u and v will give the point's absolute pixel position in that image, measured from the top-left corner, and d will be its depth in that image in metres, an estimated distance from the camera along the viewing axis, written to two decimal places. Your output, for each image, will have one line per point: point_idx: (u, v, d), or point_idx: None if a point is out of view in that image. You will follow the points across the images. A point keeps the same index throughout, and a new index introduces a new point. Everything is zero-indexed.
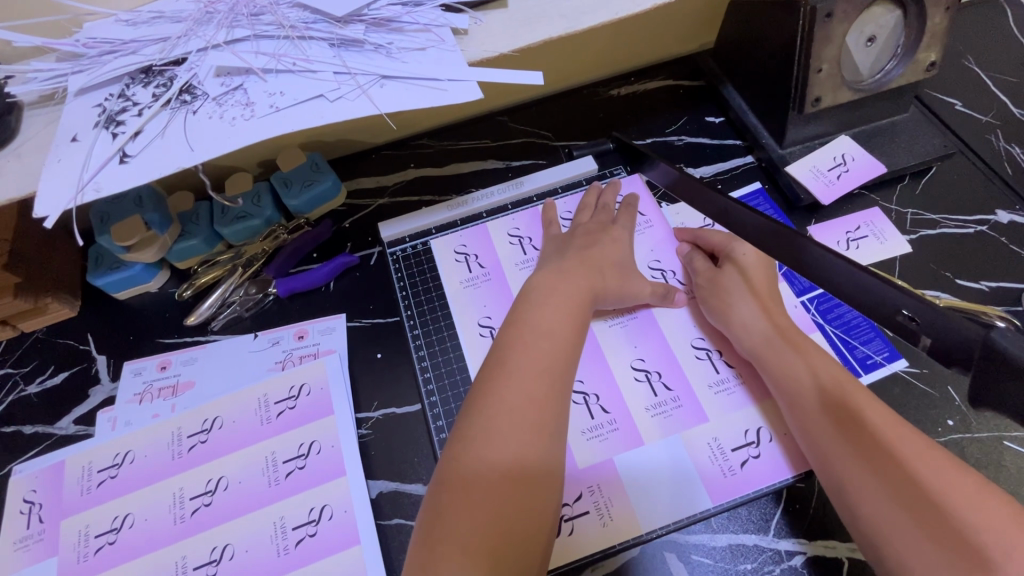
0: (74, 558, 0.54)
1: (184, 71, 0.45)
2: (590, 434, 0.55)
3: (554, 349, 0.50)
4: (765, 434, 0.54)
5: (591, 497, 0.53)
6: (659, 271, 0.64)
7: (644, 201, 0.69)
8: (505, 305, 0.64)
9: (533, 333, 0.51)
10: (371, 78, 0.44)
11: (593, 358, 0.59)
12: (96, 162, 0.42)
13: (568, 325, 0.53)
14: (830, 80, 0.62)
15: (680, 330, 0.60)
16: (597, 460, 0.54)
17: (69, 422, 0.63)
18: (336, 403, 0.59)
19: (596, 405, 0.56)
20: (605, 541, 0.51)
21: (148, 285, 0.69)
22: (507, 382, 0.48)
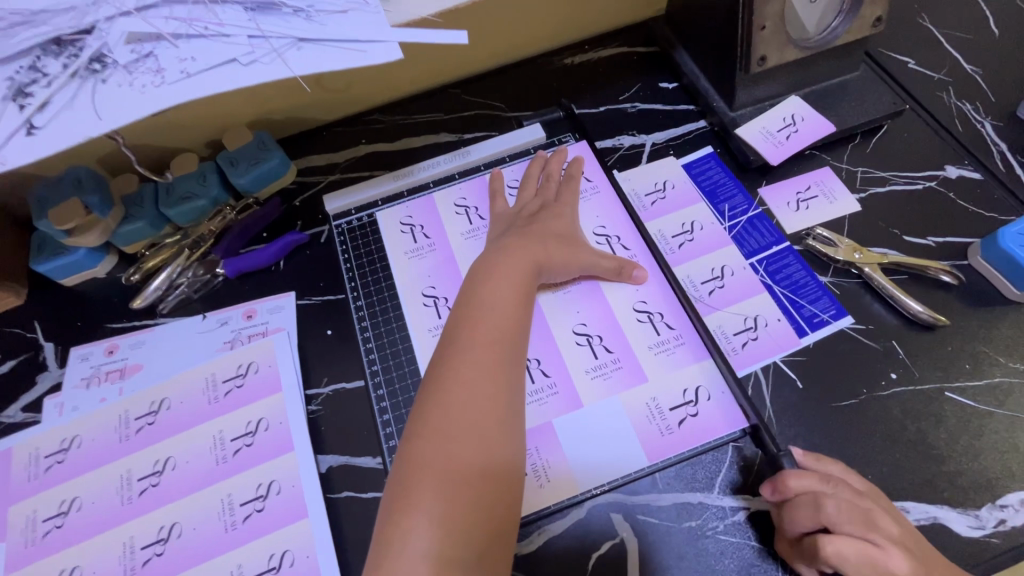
0: (22, 543, 0.54)
1: (94, 40, 0.44)
2: (531, 398, 0.56)
3: (504, 323, 0.50)
4: (704, 393, 0.55)
5: (529, 459, 0.53)
6: (605, 237, 0.64)
7: (591, 166, 0.69)
8: (451, 275, 0.63)
9: (481, 306, 0.51)
10: (288, 41, 0.43)
11: (537, 325, 0.59)
12: (2, 135, 0.41)
13: (515, 295, 0.52)
14: (774, 38, 0.61)
15: (624, 294, 0.60)
16: (537, 423, 0.54)
17: (17, 410, 0.62)
18: (285, 379, 0.59)
19: (538, 370, 0.57)
20: (543, 502, 0.52)
21: (95, 270, 0.68)
22: (460, 360, 0.47)
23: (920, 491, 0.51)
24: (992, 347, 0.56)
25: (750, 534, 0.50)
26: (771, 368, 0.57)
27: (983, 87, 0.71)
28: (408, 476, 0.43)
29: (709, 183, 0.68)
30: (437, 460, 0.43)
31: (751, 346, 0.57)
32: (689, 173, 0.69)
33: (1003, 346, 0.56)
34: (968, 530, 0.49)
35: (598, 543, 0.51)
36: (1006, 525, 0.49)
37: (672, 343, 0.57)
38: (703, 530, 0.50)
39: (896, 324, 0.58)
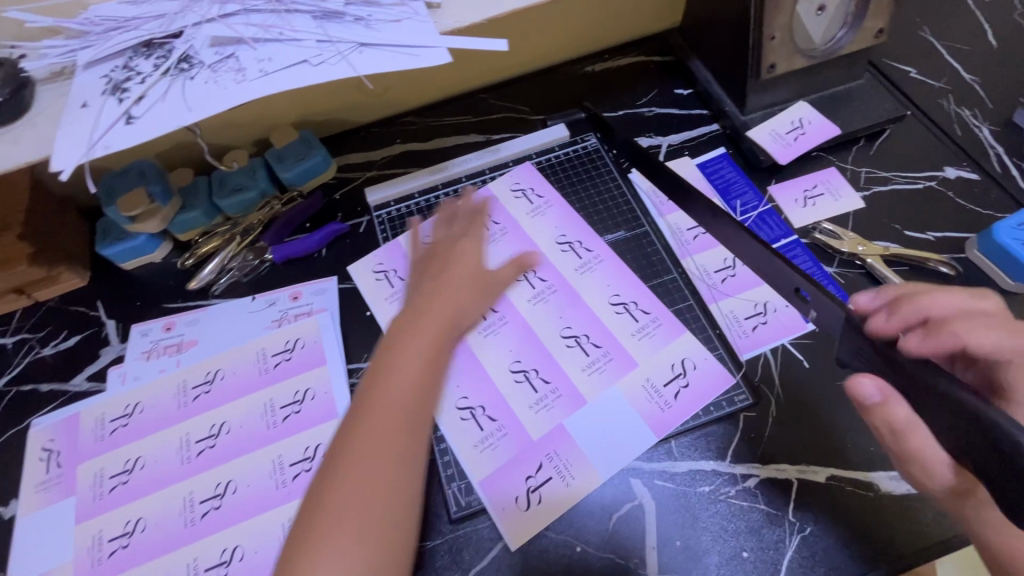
0: (90, 496, 0.59)
1: (182, 43, 0.50)
2: (537, 406, 0.58)
3: (434, 349, 0.48)
4: (690, 363, 0.60)
5: (551, 465, 0.56)
6: (568, 245, 0.68)
7: (539, 185, 0.73)
8: None
9: (424, 330, 0.49)
10: (351, 45, 0.49)
11: (518, 333, 0.63)
12: (105, 124, 0.47)
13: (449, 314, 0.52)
14: (783, 47, 0.67)
15: (597, 294, 0.64)
16: (546, 429, 0.57)
17: (83, 380, 0.67)
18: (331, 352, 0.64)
19: (535, 377, 0.60)
20: (573, 498, 0.55)
21: (153, 255, 0.74)
22: (386, 396, 0.43)
23: None
24: None
25: (760, 498, 0.54)
26: (779, 349, 0.61)
27: (981, 94, 0.75)
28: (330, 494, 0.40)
29: (722, 181, 0.73)
30: (348, 499, 0.39)
31: (761, 329, 0.61)
32: (703, 172, 0.74)
33: None
34: None
35: (618, 505, 0.55)
36: None
37: (651, 326, 0.62)
38: (716, 493, 0.54)
39: None
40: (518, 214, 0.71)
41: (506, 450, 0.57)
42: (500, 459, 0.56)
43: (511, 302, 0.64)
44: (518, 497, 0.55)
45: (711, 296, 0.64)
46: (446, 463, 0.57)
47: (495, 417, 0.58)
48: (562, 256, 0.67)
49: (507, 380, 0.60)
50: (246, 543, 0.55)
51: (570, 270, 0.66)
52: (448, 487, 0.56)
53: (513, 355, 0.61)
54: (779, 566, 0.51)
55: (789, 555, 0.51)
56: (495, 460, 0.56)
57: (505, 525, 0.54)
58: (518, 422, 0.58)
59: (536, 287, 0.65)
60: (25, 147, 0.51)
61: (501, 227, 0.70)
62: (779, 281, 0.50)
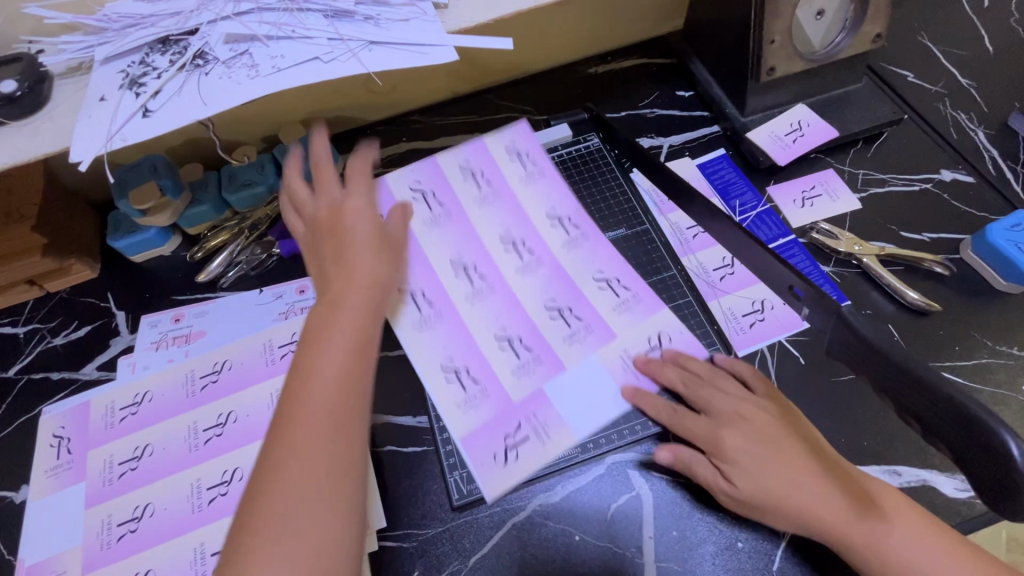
0: (100, 482, 0.60)
1: (197, 40, 0.52)
2: (519, 370, 0.57)
3: (326, 418, 0.41)
4: (664, 336, 0.59)
5: (529, 424, 0.55)
6: (558, 219, 0.64)
7: (518, 140, 0.68)
8: (427, 266, 0.61)
9: (306, 384, 0.42)
10: (361, 43, 0.51)
11: (507, 303, 0.60)
12: (122, 117, 0.48)
13: (354, 361, 0.44)
14: (782, 50, 0.68)
15: (583, 269, 0.61)
16: (528, 388, 0.56)
17: (93, 369, 0.69)
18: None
19: (518, 344, 0.58)
20: (549, 456, 0.54)
21: (162, 249, 0.76)
22: (291, 440, 0.40)
23: (911, 457, 0.56)
24: (980, 331, 0.61)
25: None
26: (775, 346, 0.62)
27: (978, 99, 0.77)
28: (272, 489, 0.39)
29: (722, 181, 0.74)
30: (286, 532, 0.38)
31: (759, 325, 0.63)
32: (702, 172, 0.75)
33: (990, 330, 0.61)
34: (954, 492, 0.54)
35: (616, 496, 0.56)
36: None
37: (631, 301, 0.60)
38: None
39: (892, 310, 0.63)
40: (511, 178, 0.66)
41: (483, 410, 0.55)
42: (482, 417, 0.55)
43: (494, 268, 0.61)
44: (496, 455, 0.54)
45: (709, 293, 0.65)
46: (449, 452, 0.57)
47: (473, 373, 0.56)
48: (555, 232, 0.63)
49: (489, 341, 0.58)
50: None
51: (555, 245, 0.62)
52: (451, 475, 0.56)
53: (496, 324, 0.59)
54: (773, 556, 0.52)
55: (783, 546, 0.52)
56: (473, 416, 0.55)
57: (484, 480, 0.53)
58: (499, 386, 0.56)
59: (522, 257, 0.62)
60: (43, 139, 0.52)
61: (494, 188, 0.65)
62: (776, 282, 0.52)
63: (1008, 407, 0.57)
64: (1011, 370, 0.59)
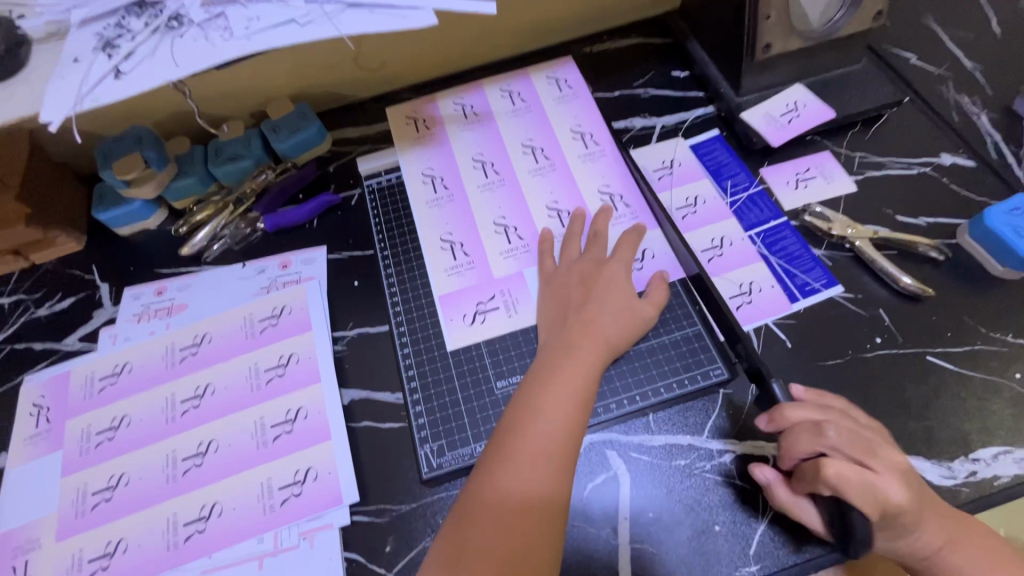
0: (77, 451, 0.60)
1: (173, 3, 0.51)
2: (507, 254, 0.65)
3: (542, 468, 0.47)
4: (650, 252, 0.64)
5: (502, 298, 0.63)
6: (531, 148, 0.72)
7: (528, 91, 0.77)
8: (468, 224, 0.68)
9: (519, 440, 0.48)
10: (339, 7, 0.50)
11: (472, 222, 0.68)
12: (94, 78, 0.47)
13: (562, 448, 0.49)
14: (779, 27, 0.66)
15: (540, 193, 0.69)
16: (494, 276, 0.64)
17: (75, 340, 0.68)
18: (315, 317, 0.65)
19: (460, 250, 0.66)
20: (511, 329, 0.61)
21: (147, 222, 0.75)
22: (503, 479, 0.47)
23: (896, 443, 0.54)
24: (973, 317, 0.60)
25: (735, 473, 0.54)
26: (762, 329, 0.60)
27: (982, 82, 0.74)
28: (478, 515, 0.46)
29: (714, 162, 0.72)
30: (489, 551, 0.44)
31: (746, 308, 0.61)
32: (695, 153, 0.74)
33: (984, 317, 0.60)
34: (940, 479, 0.53)
35: (593, 476, 0.55)
36: (976, 476, 0.52)
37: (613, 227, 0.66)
38: (692, 468, 0.54)
39: (884, 295, 0.62)
40: (497, 112, 0.75)
41: (461, 300, 0.63)
42: (464, 283, 0.64)
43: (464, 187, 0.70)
44: (466, 316, 0.62)
45: None
46: (421, 425, 0.58)
47: (450, 271, 0.65)
48: (512, 162, 0.71)
49: (472, 250, 0.66)
50: (225, 501, 0.56)
51: (525, 170, 0.70)
52: (421, 448, 0.57)
53: (460, 236, 0.67)
54: (751, 540, 0.51)
55: (762, 528, 0.51)
56: (451, 292, 0.64)
57: (451, 333, 0.62)
58: (487, 263, 0.65)
59: (488, 178, 0.70)
60: (17, 102, 0.52)
61: (502, 178, 0.70)
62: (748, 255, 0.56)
63: (1000, 395, 0.56)
64: (1005, 357, 0.57)
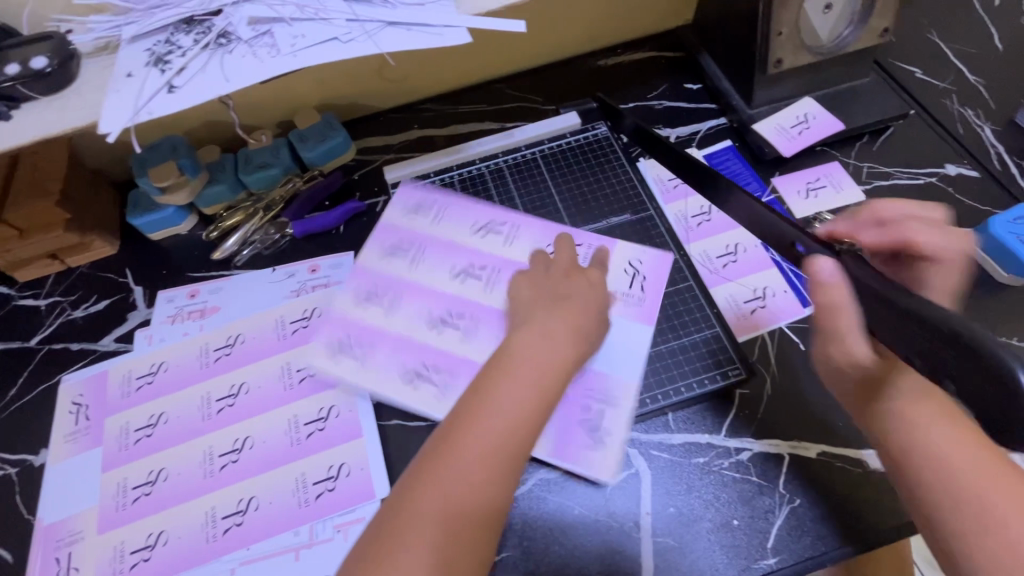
0: (117, 447, 0.62)
1: (220, 20, 0.54)
2: (460, 276, 0.67)
3: (482, 484, 0.44)
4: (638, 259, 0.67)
5: (463, 323, 0.64)
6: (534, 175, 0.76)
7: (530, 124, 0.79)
8: (434, 246, 0.70)
9: (459, 448, 0.44)
10: (378, 25, 0.52)
11: (448, 247, 0.70)
12: (148, 92, 0.50)
13: (501, 463, 0.45)
14: (790, 43, 0.69)
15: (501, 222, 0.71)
16: (464, 296, 0.66)
17: (111, 340, 0.71)
18: (342, 326, 0.65)
19: (409, 264, 0.69)
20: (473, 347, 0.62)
21: (179, 227, 0.78)
22: (437, 491, 0.43)
23: None
24: (979, 322, 0.62)
25: (752, 470, 0.56)
26: (777, 333, 0.63)
27: (985, 95, 0.77)
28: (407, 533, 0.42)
29: (728, 172, 0.75)
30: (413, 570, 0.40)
31: (760, 312, 0.63)
32: (709, 163, 0.76)
33: (990, 321, 0.62)
34: None
35: (615, 473, 0.57)
36: None
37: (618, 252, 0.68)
38: (711, 465, 0.57)
39: None
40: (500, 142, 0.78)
41: (417, 330, 0.64)
42: (423, 297, 0.66)
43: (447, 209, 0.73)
44: (434, 327, 0.64)
45: (712, 279, 0.66)
46: None
47: (389, 314, 0.65)
48: (527, 186, 0.75)
49: (410, 276, 0.68)
50: (262, 495, 0.58)
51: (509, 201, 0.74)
52: None
53: (412, 252, 0.70)
54: (768, 534, 0.53)
55: (779, 523, 0.53)
56: (398, 330, 0.64)
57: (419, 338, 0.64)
58: (445, 284, 0.67)
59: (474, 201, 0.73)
60: (71, 114, 0.54)
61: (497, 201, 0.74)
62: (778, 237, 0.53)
63: None
64: None
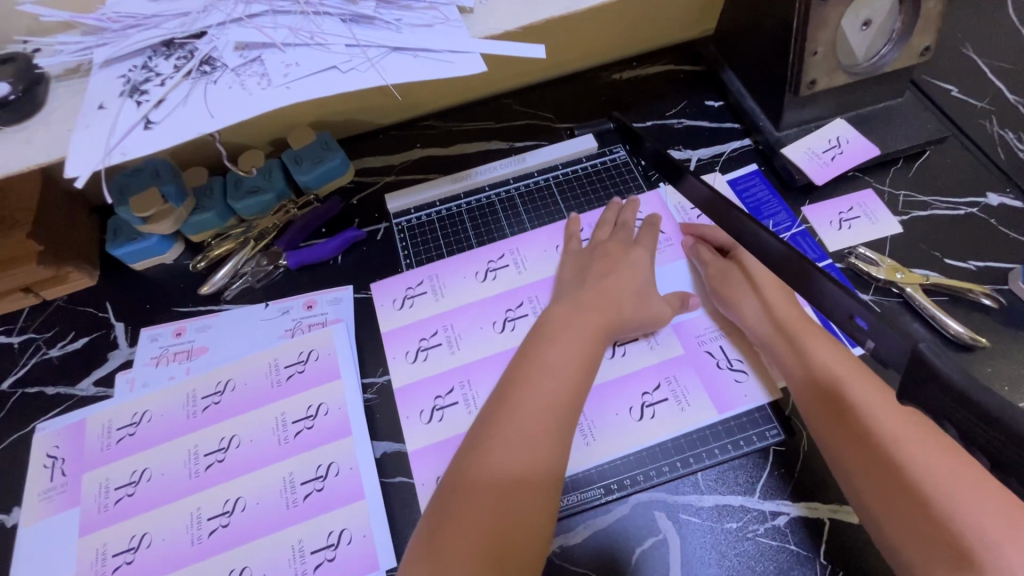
0: (95, 508, 0.57)
1: (204, 44, 0.48)
2: (492, 272, 0.67)
3: (534, 443, 0.48)
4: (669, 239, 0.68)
5: (529, 304, 0.64)
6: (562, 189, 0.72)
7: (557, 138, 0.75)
8: (462, 260, 0.68)
9: (511, 410, 0.49)
10: (381, 51, 0.47)
11: (466, 253, 0.69)
12: (122, 128, 0.45)
13: (548, 423, 0.49)
14: (825, 63, 0.64)
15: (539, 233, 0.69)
16: (512, 287, 0.66)
17: (89, 384, 0.65)
18: (430, 388, 0.61)
19: (437, 287, 0.67)
20: None
21: (164, 257, 0.72)
22: (493, 448, 0.48)
23: None
24: None
25: (790, 537, 0.51)
26: None
27: None
28: (466, 486, 0.46)
29: (753, 200, 0.70)
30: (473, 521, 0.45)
31: None
32: (734, 189, 0.72)
33: None
34: None
35: (641, 539, 0.53)
36: None
37: (662, 244, 0.68)
38: (745, 531, 0.52)
39: (936, 343, 0.60)
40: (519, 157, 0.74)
41: (500, 340, 0.62)
42: (470, 304, 0.65)
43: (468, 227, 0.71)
44: (495, 322, 0.64)
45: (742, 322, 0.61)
46: None
47: (458, 350, 0.62)
48: (536, 208, 0.71)
49: (442, 309, 0.65)
50: (256, 565, 0.53)
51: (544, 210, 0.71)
52: None
53: (428, 286, 0.67)
54: None
55: None
56: (489, 353, 0.62)
57: (480, 338, 0.63)
58: (495, 289, 0.66)
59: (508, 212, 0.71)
60: (36, 148, 0.49)
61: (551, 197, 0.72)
62: (834, 312, 0.46)
63: None
64: None
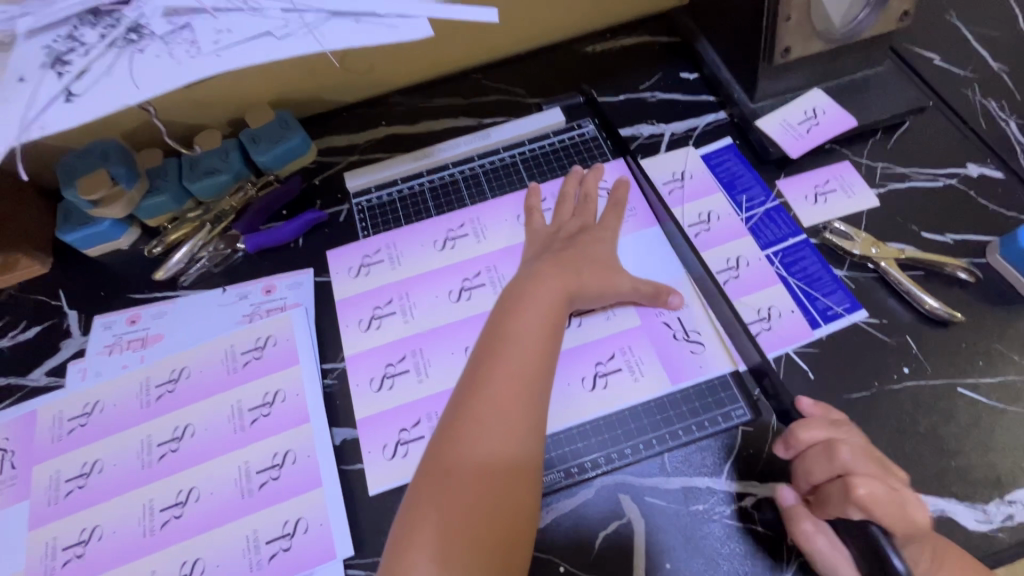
0: (46, 501, 0.56)
1: (131, 12, 0.45)
2: (449, 242, 0.65)
3: (503, 431, 0.46)
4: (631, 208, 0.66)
5: (487, 274, 0.63)
6: (526, 162, 0.70)
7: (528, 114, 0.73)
8: (420, 229, 0.66)
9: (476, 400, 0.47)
10: (320, 15, 0.44)
11: (425, 223, 0.67)
12: (42, 102, 0.42)
13: (516, 409, 0.47)
14: (799, 29, 0.61)
15: (504, 207, 0.67)
16: (468, 257, 0.64)
17: (41, 374, 0.63)
18: (381, 356, 0.59)
19: (393, 255, 0.65)
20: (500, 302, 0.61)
21: (118, 242, 0.69)
22: (461, 441, 0.45)
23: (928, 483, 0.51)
24: (1004, 344, 0.56)
25: (756, 518, 0.50)
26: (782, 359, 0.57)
27: (1010, 85, 0.70)
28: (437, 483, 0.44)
29: (727, 174, 0.68)
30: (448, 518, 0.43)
31: (764, 336, 0.58)
32: (707, 164, 0.69)
33: (1018, 344, 0.56)
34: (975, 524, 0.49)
35: (606, 523, 0.51)
36: (1013, 520, 0.49)
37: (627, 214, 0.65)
38: (711, 513, 0.51)
39: (910, 319, 0.58)
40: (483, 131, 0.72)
41: (455, 311, 0.61)
42: (427, 273, 0.63)
43: (426, 198, 0.69)
44: (451, 292, 0.62)
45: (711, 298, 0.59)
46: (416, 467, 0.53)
47: (412, 319, 0.61)
48: (501, 185, 0.68)
49: (399, 278, 0.64)
50: (209, 556, 0.51)
51: (503, 180, 0.69)
52: None
53: (386, 255, 0.65)
54: None
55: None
56: (444, 323, 0.60)
57: (438, 309, 0.61)
58: (452, 261, 0.64)
59: (467, 184, 0.69)
60: None
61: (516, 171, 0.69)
62: None
63: None
64: None
